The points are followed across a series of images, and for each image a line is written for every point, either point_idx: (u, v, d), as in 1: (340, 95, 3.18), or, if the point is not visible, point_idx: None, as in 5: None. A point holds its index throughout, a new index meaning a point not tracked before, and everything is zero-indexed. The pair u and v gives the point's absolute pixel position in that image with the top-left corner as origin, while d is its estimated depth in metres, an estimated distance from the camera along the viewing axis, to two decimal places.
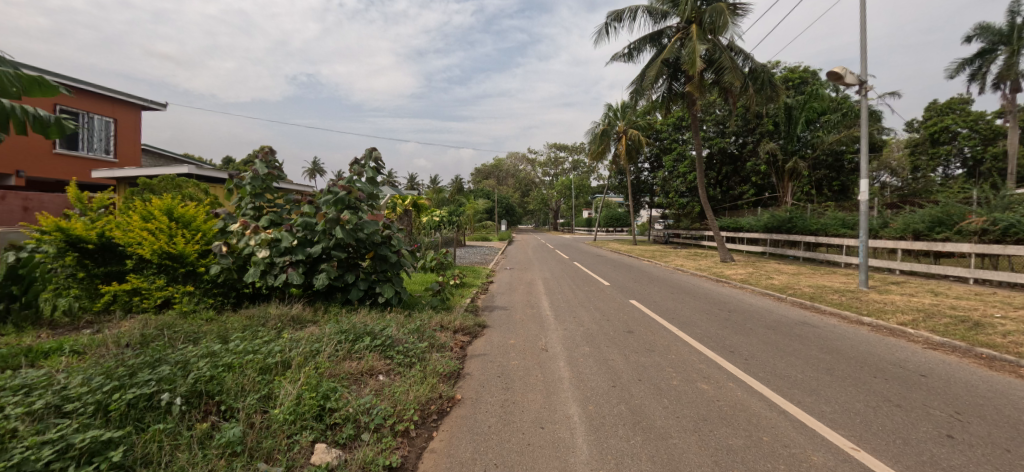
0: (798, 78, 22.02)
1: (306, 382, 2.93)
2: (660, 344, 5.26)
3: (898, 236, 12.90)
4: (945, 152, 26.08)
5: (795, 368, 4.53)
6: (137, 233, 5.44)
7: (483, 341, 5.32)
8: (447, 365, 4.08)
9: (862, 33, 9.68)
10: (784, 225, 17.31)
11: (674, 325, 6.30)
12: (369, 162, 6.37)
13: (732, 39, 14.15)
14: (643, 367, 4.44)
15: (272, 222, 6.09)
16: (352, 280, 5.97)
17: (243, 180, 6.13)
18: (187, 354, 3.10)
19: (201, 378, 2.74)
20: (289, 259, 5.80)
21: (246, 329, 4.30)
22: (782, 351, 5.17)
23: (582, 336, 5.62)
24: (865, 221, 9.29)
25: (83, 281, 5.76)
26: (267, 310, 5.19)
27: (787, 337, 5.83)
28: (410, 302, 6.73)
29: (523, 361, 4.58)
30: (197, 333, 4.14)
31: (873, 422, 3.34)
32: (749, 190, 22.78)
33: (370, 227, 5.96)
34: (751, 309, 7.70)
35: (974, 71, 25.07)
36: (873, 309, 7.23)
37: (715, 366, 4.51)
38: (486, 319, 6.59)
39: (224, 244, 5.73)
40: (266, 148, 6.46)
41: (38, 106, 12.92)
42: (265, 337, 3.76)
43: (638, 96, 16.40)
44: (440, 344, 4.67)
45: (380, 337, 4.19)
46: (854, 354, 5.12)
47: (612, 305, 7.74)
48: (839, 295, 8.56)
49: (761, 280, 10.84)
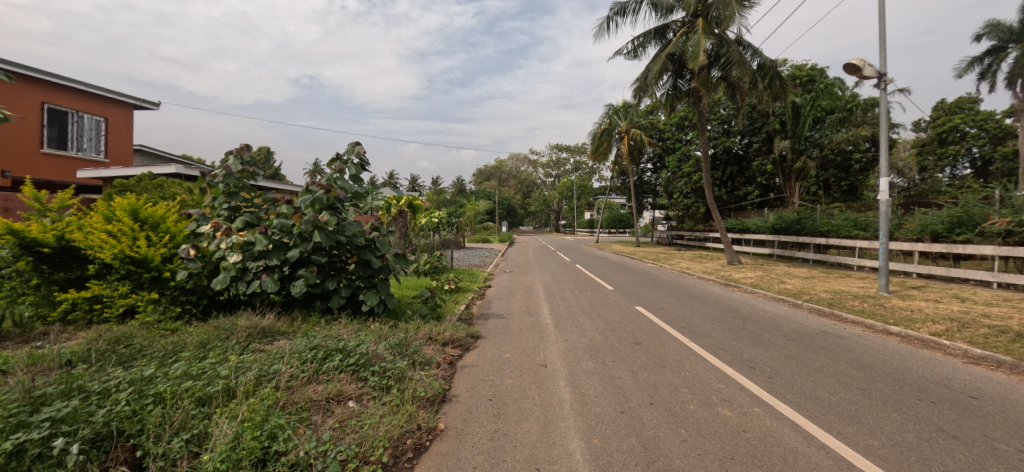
0: (806, 75, 21.44)
1: (248, 418, 2.39)
2: (672, 359, 4.73)
3: (914, 238, 12.31)
4: (953, 152, 25.40)
5: (827, 389, 4.00)
6: (97, 235, 4.98)
7: (475, 355, 4.80)
8: (430, 387, 3.54)
9: (880, 23, 9.14)
10: (793, 226, 16.72)
11: (686, 336, 5.76)
12: (352, 157, 5.88)
13: (740, 33, 13.58)
14: (654, 386, 3.93)
15: (247, 223, 5.56)
16: (333, 287, 5.47)
17: (215, 179, 5.63)
18: (112, 383, 2.59)
19: (116, 415, 2.25)
20: (262, 264, 5.30)
21: (205, 346, 3.81)
22: (809, 366, 4.64)
23: (584, 349, 5.09)
24: (885, 223, 8.70)
25: (39, 288, 5.27)
26: (235, 321, 4.66)
27: (812, 350, 5.28)
28: (397, 310, 6.18)
29: (518, 379, 4.06)
30: (144, 351, 3.60)
31: (933, 460, 2.81)
32: (754, 191, 22.25)
33: (352, 228, 5.45)
34: (766, 316, 7.14)
35: (985, 69, 24.43)
36: (900, 317, 6.67)
37: (736, 386, 3.97)
38: (481, 328, 6.05)
39: (191, 246, 5.19)
40: (241, 145, 5.99)
41: (25, 104, 12.45)
42: (216, 358, 3.24)
43: (642, 93, 15.84)
44: (424, 361, 4.14)
45: (354, 354, 3.64)
46: (889, 370, 4.59)
47: (618, 313, 7.19)
48: (860, 300, 8.01)
49: (773, 284, 10.25)
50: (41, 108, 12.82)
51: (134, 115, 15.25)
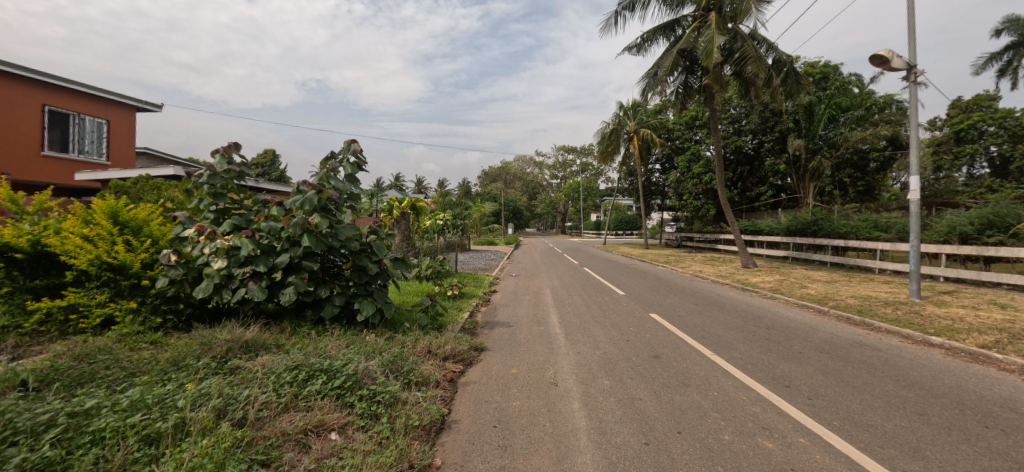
0: (820, 72, 20.77)
1: (197, 466, 1.97)
2: (696, 375, 4.27)
3: (940, 240, 11.60)
4: (971, 151, 24.53)
5: (878, 413, 3.51)
6: (71, 239, 4.65)
7: (478, 371, 4.36)
8: (426, 414, 3.10)
9: (909, 12, 8.59)
10: (809, 228, 15.98)
11: (708, 348, 5.26)
12: (348, 156, 5.48)
13: (756, 27, 13.04)
14: (680, 410, 3.47)
15: (235, 226, 5.15)
16: (326, 295, 5.02)
17: (200, 179, 5.22)
18: (43, 418, 2.19)
19: (35, 464, 1.87)
20: (249, 270, 4.88)
21: (176, 367, 3.41)
22: (851, 385, 4.14)
23: (598, 364, 4.63)
24: (916, 224, 8.12)
25: (11, 296, 4.91)
26: (216, 333, 4.24)
27: (850, 364, 4.77)
28: (395, 320, 5.72)
29: (527, 401, 3.61)
30: (103, 374, 3.18)
31: None
32: (767, 191, 21.59)
33: (345, 232, 5.02)
34: (793, 325, 6.61)
35: (1004, 66, 23.61)
36: (940, 327, 6.11)
37: (773, 410, 3.49)
38: (485, 339, 5.61)
39: (172, 251, 4.78)
40: (230, 144, 5.61)
41: (26, 105, 12.23)
42: (178, 382, 2.81)
43: (651, 90, 15.32)
44: (421, 381, 3.68)
45: (340, 374, 3.18)
46: (942, 390, 4.08)
47: (632, 321, 6.70)
48: (892, 308, 7.45)
49: (794, 290, 9.66)
50: (40, 109, 12.58)
51: (135, 117, 14.98)
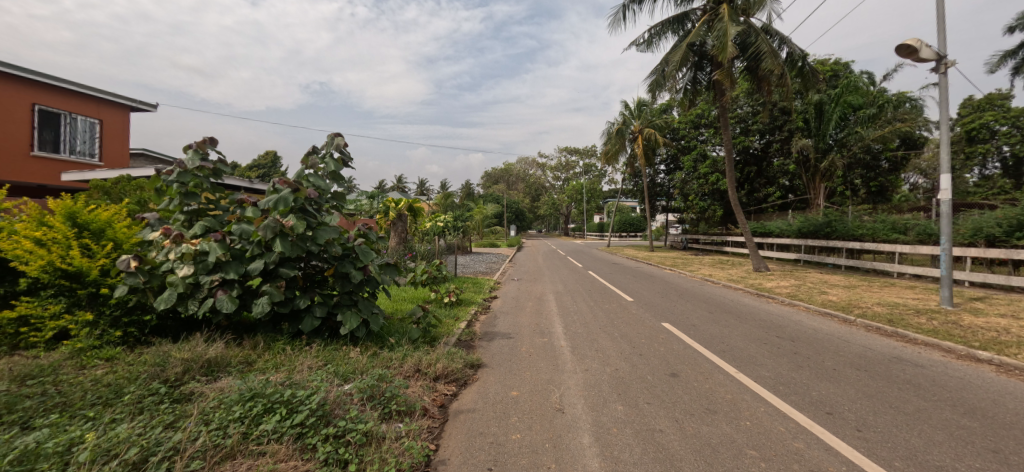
0: (830, 70, 20.14)
1: None
2: (723, 400, 3.73)
3: (965, 243, 10.94)
4: (983, 151, 23.77)
5: (948, 452, 2.94)
6: (20, 243, 4.14)
7: (474, 393, 3.84)
8: (408, 455, 2.57)
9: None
10: (822, 230, 15.34)
11: (731, 364, 4.72)
12: (331, 151, 4.97)
13: (770, 20, 12.49)
14: (710, 446, 2.92)
15: (206, 228, 4.62)
16: (305, 305, 4.50)
17: (169, 177, 4.69)
18: None
19: None
20: (219, 278, 4.36)
21: (114, 396, 2.88)
22: (902, 411, 3.61)
23: (610, 384, 4.09)
24: (948, 226, 7.53)
25: None
26: (174, 350, 3.71)
27: (895, 385, 4.22)
28: (383, 333, 5.20)
29: (530, 434, 3.07)
30: (17, 406, 2.64)
31: None
32: (776, 192, 21.14)
33: (326, 234, 4.50)
34: (819, 336, 6.05)
35: (1019, 63, 22.80)
36: (986, 340, 5.53)
37: (822, 447, 2.95)
38: (483, 353, 5.09)
39: (133, 257, 4.23)
40: (205, 138, 5.07)
41: (14, 104, 11.75)
42: (92, 425, 2.27)
43: (658, 88, 14.75)
44: (403, 410, 3.15)
45: (302, 406, 2.66)
46: (1010, 418, 3.51)
47: (643, 332, 6.15)
48: (924, 317, 6.86)
49: (814, 296, 9.08)
50: (30, 109, 12.13)
51: (130, 116, 14.58)
